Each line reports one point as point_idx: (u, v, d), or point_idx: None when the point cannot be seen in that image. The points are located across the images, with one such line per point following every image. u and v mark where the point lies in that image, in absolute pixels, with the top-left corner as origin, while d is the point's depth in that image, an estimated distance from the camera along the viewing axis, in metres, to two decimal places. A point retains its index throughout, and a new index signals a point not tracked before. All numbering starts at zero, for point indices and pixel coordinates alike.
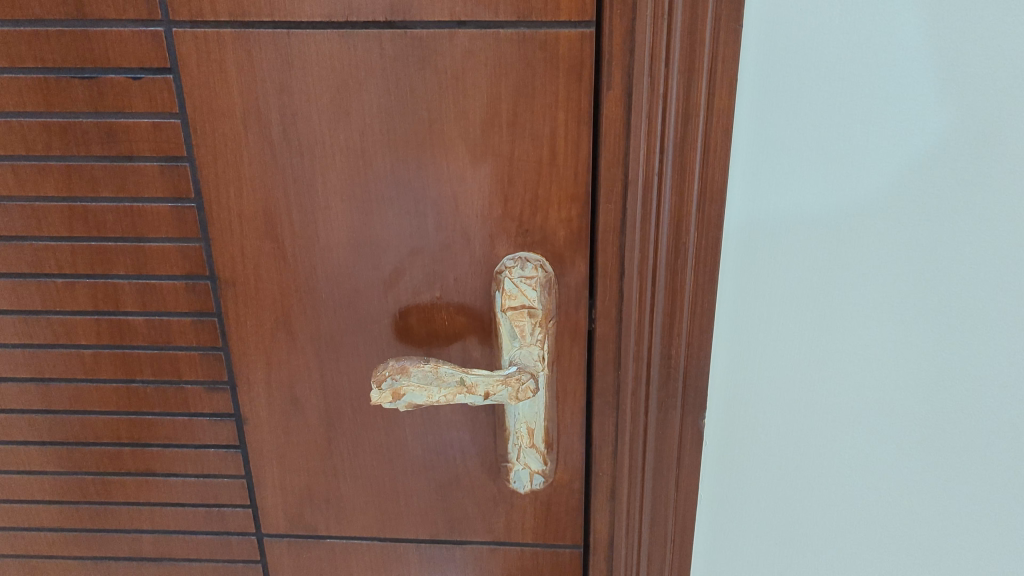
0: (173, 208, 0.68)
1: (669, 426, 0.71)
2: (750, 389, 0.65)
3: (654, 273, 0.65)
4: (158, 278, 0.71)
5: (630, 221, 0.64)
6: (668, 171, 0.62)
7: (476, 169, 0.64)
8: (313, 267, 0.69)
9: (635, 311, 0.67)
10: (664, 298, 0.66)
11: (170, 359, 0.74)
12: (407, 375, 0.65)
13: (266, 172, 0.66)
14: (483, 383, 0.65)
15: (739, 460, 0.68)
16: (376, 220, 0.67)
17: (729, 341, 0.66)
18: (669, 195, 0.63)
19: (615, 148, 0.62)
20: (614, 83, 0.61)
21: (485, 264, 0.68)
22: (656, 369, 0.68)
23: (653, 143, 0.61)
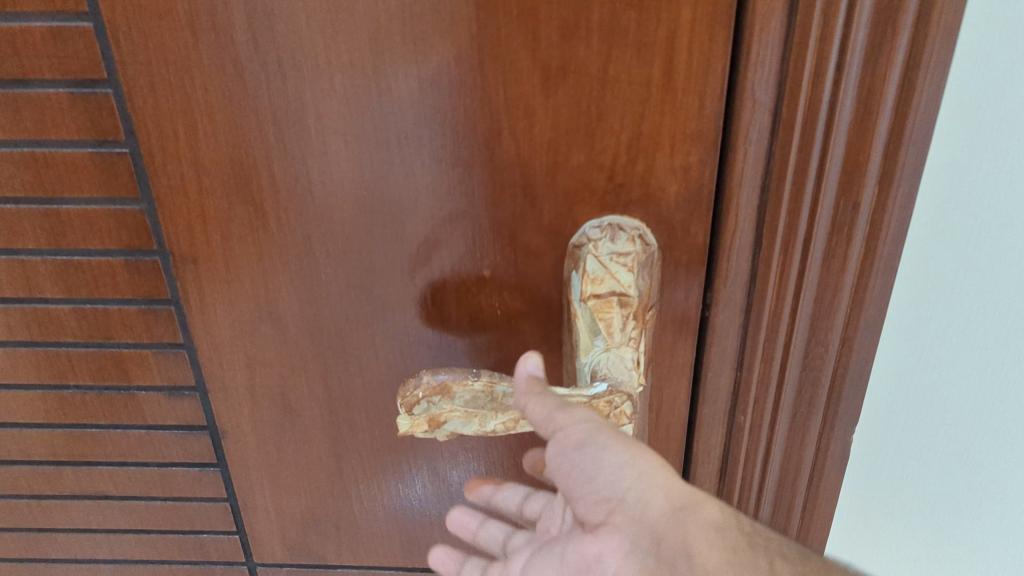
0: (95, 156, 0.46)
1: (801, 448, 0.51)
2: (922, 404, 0.49)
3: (809, 246, 0.44)
4: (85, 254, 0.50)
5: (780, 174, 0.42)
6: (849, 96, 0.40)
7: (549, 96, 0.42)
8: (307, 234, 0.48)
9: (772, 297, 0.46)
10: (817, 277, 0.45)
11: (114, 359, 0.54)
12: (449, 397, 0.45)
13: (230, 103, 0.44)
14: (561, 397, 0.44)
15: (900, 488, 0.53)
16: (398, 171, 0.45)
17: (894, 340, 0.48)
18: (843, 134, 0.41)
19: (767, 60, 0.40)
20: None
21: (555, 232, 0.47)
22: (794, 372, 0.48)
23: (829, 51, 0.39)
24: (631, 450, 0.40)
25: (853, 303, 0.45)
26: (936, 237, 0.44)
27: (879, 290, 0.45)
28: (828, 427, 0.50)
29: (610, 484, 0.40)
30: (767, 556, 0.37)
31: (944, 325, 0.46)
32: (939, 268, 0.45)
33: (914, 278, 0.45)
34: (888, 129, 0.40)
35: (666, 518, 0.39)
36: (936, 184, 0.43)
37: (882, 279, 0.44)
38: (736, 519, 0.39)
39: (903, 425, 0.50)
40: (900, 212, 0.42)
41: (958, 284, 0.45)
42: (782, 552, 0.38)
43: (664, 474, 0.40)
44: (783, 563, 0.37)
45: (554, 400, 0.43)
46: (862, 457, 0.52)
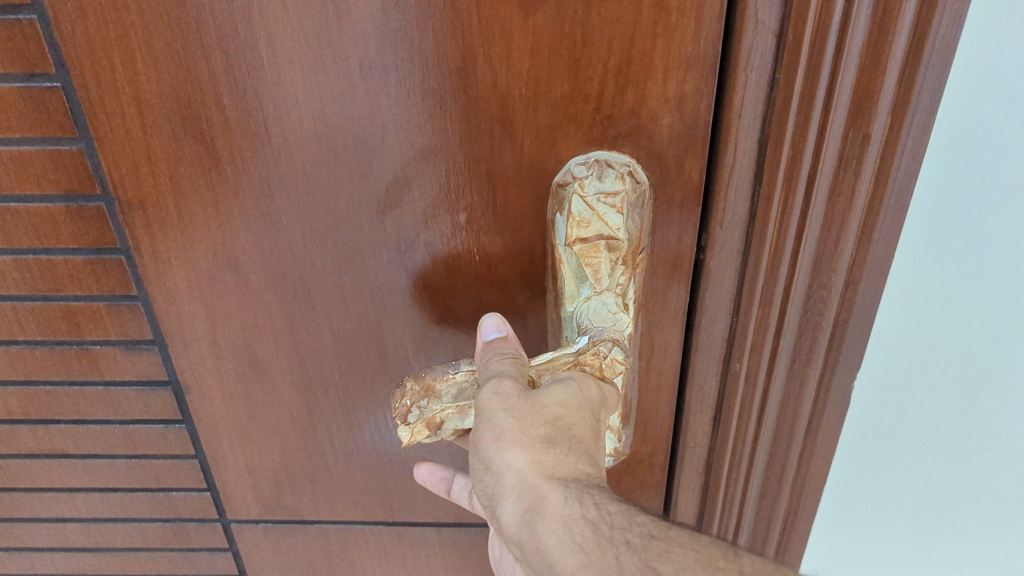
0: (25, 91, 0.41)
1: (798, 400, 0.47)
2: (911, 371, 0.46)
3: (814, 183, 0.39)
4: (22, 199, 0.45)
5: (784, 106, 0.38)
6: (862, 16, 0.35)
7: (527, 17, 0.38)
8: (265, 175, 0.43)
9: (769, 237, 0.42)
10: (821, 216, 0.40)
11: (64, 313, 0.50)
12: (437, 398, 0.41)
13: (171, 29, 0.39)
14: (541, 372, 0.40)
15: (883, 459, 0.50)
16: (362, 104, 0.41)
17: (899, 288, 0.43)
18: (851, 58, 0.36)
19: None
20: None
21: (537, 169, 0.43)
22: (793, 320, 0.44)
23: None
24: (490, 447, 0.36)
25: (859, 247, 0.41)
26: (951, 177, 0.39)
27: (888, 228, 0.40)
28: (827, 376, 0.46)
29: (482, 485, 0.37)
30: (619, 552, 0.32)
31: (957, 280, 0.42)
32: (953, 213, 0.40)
33: (927, 222, 0.41)
34: (905, 51, 0.35)
35: (521, 524, 0.34)
36: (957, 115, 0.37)
37: (891, 218, 0.40)
38: (595, 509, 0.33)
39: (906, 381, 0.47)
40: (914, 143, 0.37)
41: (975, 235, 0.40)
42: (643, 546, 0.32)
43: (522, 468, 0.35)
44: (637, 562, 0.32)
45: (504, 364, 0.40)
46: (858, 414, 0.49)
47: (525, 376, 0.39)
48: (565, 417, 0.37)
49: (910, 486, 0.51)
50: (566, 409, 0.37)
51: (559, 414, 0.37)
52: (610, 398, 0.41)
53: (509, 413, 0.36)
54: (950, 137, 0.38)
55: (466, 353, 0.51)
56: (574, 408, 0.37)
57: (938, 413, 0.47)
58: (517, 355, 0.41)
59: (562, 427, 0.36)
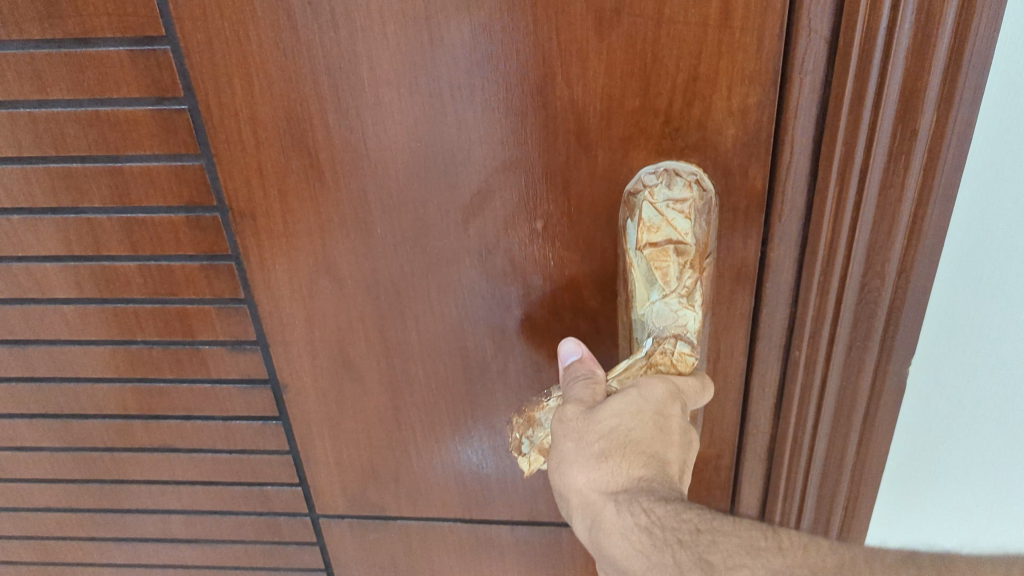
0: (155, 113, 0.47)
1: (854, 397, 0.49)
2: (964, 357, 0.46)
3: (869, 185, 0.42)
4: (147, 211, 0.51)
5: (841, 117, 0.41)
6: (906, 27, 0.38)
7: (602, 39, 0.42)
8: (362, 187, 0.48)
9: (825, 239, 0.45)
10: (870, 218, 0.43)
11: (178, 315, 0.55)
12: (539, 425, 0.47)
13: (285, 55, 0.44)
14: (621, 380, 0.44)
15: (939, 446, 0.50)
16: (451, 120, 0.45)
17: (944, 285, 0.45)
18: (901, 63, 0.39)
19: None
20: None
21: (610, 179, 0.46)
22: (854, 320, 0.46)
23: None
24: (562, 478, 0.39)
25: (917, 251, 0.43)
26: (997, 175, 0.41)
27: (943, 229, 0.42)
28: (881, 372, 0.48)
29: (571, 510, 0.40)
30: (673, 549, 0.33)
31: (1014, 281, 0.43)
32: (1001, 215, 0.41)
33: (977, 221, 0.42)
34: (948, 53, 0.38)
35: (597, 541, 0.37)
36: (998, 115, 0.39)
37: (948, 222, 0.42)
38: (646, 513, 0.35)
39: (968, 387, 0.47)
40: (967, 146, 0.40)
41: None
42: (694, 541, 0.33)
43: (586, 491, 0.38)
44: (691, 559, 0.33)
45: (579, 389, 0.43)
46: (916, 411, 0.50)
47: (597, 393, 0.43)
48: (622, 427, 0.39)
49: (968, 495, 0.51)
50: (623, 420, 0.39)
51: (615, 425, 0.39)
52: (686, 388, 0.44)
53: (571, 441, 0.39)
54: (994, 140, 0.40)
55: (542, 355, 0.54)
56: (631, 416, 0.40)
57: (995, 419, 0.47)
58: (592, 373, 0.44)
59: (618, 438, 0.39)
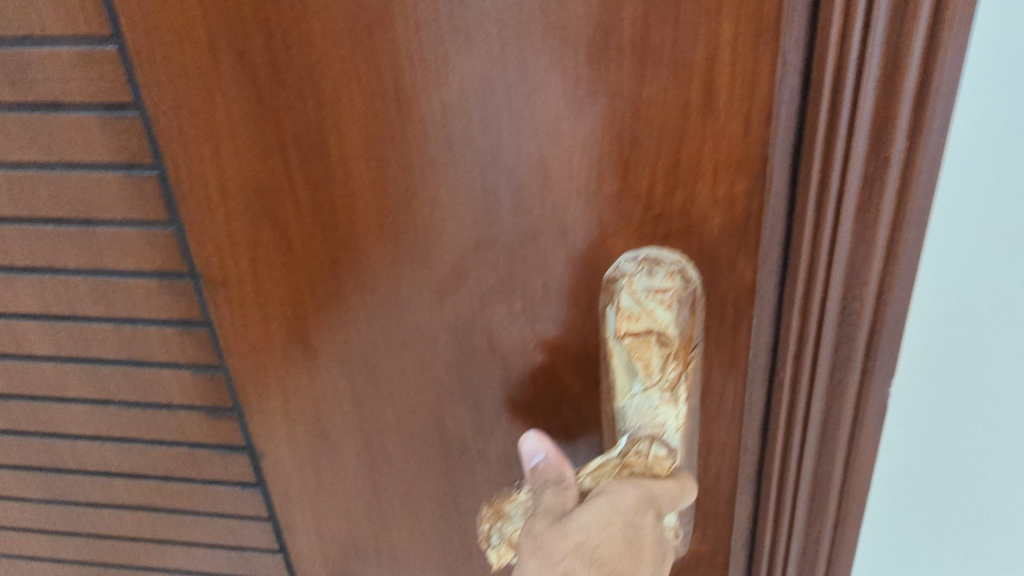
0: (125, 179, 0.46)
1: (824, 497, 0.45)
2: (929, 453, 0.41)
3: (848, 276, 0.39)
4: (121, 275, 0.50)
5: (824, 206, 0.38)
6: (867, 108, 0.35)
7: (577, 120, 0.39)
8: (333, 260, 0.46)
9: (793, 325, 0.42)
10: (833, 307, 0.40)
11: (155, 378, 0.54)
12: (508, 519, 0.43)
13: (252, 127, 0.42)
14: (593, 479, 0.41)
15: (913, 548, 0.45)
16: (422, 198, 0.43)
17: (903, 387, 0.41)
18: (865, 148, 0.36)
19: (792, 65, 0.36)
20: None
21: (589, 263, 0.43)
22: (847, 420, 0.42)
23: (848, 51, 0.34)
24: None
25: None
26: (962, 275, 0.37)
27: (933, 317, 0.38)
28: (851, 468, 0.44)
29: None
30: None
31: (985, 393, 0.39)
32: (966, 318, 0.37)
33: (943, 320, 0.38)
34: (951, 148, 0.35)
35: None
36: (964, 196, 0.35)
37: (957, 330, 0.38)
38: None
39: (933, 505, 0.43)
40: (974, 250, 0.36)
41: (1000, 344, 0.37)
42: None
43: None
44: None
45: (549, 498, 0.39)
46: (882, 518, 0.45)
47: (568, 501, 0.39)
48: (588, 542, 0.35)
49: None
50: (591, 534, 0.36)
51: (581, 540, 0.36)
52: (663, 493, 0.40)
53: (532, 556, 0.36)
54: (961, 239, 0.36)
55: None
56: (600, 530, 0.36)
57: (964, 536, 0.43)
58: (561, 477, 0.40)
59: (583, 554, 0.35)
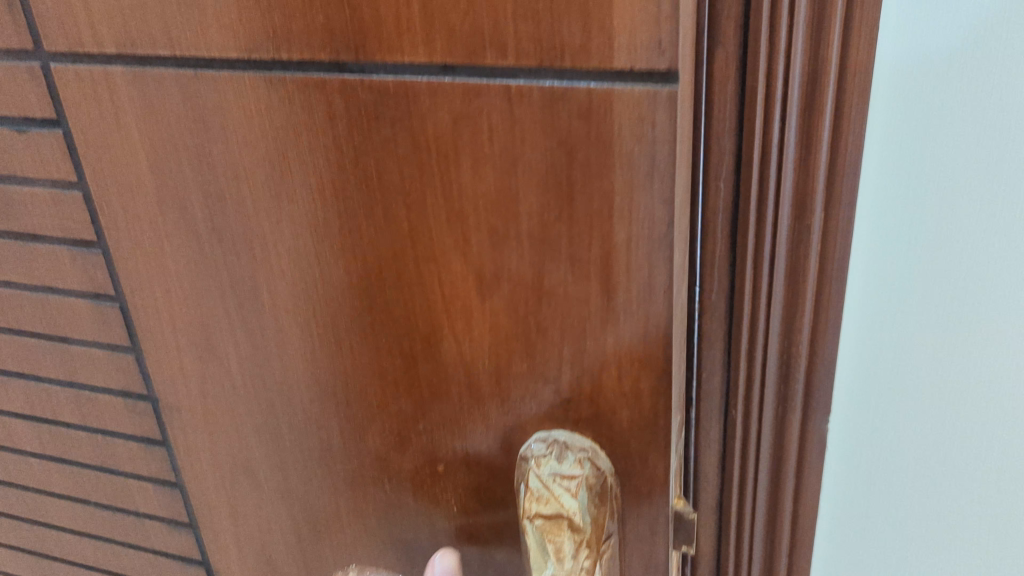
0: (92, 306, 0.48)
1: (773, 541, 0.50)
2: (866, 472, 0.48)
3: (791, 370, 0.44)
4: (93, 389, 0.52)
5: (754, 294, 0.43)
6: (786, 207, 0.40)
7: (484, 301, 0.39)
8: (269, 402, 0.47)
9: (743, 401, 0.45)
10: (774, 390, 0.45)
11: (123, 485, 0.56)
12: None
13: (195, 272, 0.44)
14: None
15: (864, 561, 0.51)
16: (347, 356, 0.43)
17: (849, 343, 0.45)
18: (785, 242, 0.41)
19: (719, 184, 0.41)
20: (722, 88, 0.39)
21: (506, 438, 0.42)
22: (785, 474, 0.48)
23: (768, 157, 0.39)
24: None
25: None
26: (909, 224, 0.41)
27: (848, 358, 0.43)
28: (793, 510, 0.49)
29: None
30: None
31: (945, 337, 0.42)
32: (884, 326, 0.44)
33: (877, 306, 0.44)
34: None
35: None
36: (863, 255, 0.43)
37: None
38: None
39: (892, 446, 0.47)
40: None
41: (917, 323, 0.43)
42: None
43: None
44: None
45: None
46: (845, 476, 0.49)
47: None
48: None
49: (882, 558, 0.50)
50: None
51: None
52: None
53: None
54: (895, 197, 0.41)
55: None
56: None
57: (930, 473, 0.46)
58: None
59: None
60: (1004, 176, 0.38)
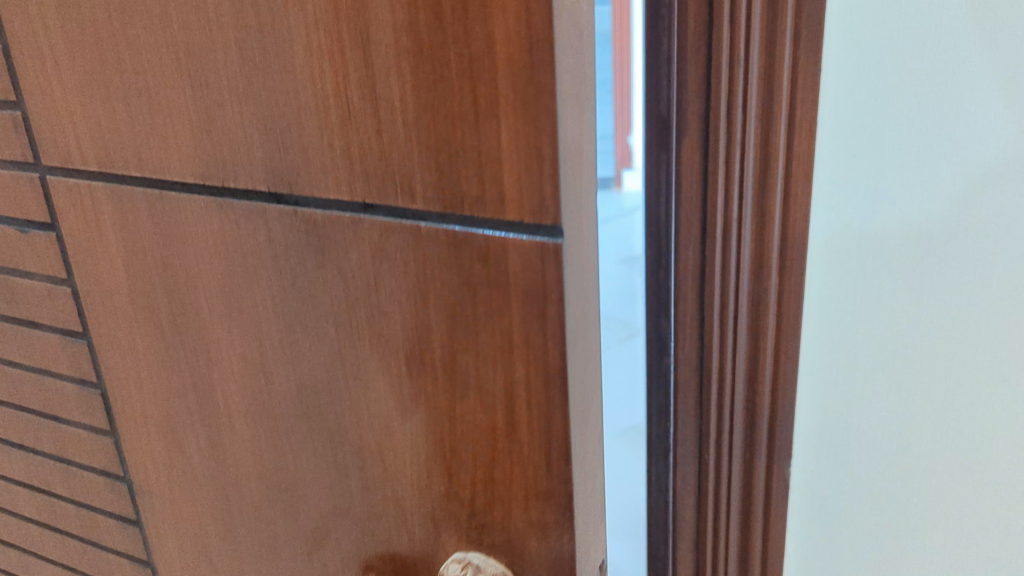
0: (79, 390, 0.52)
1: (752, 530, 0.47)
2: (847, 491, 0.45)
3: (761, 285, 0.41)
4: (79, 466, 0.56)
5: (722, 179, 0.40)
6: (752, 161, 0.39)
7: (404, 420, 0.40)
8: (224, 495, 0.49)
9: (711, 452, 0.45)
10: (742, 439, 0.44)
11: (103, 558, 0.59)
12: None
13: (162, 368, 0.47)
14: None
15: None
16: (289, 458, 0.45)
17: (823, 311, 0.42)
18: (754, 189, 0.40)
19: (688, 253, 0.41)
20: (687, 168, 0.40)
21: (429, 552, 0.43)
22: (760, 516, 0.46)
23: (733, 140, 0.39)
24: None
25: None
26: (880, 195, 0.39)
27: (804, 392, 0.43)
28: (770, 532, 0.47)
29: None
30: None
31: (924, 319, 0.41)
32: (852, 344, 0.42)
33: (838, 329, 0.42)
34: None
35: None
36: (824, 266, 0.41)
37: None
38: None
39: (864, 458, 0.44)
40: None
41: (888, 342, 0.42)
42: None
43: None
44: None
45: None
46: (816, 498, 0.46)
47: None
48: None
49: None
50: None
51: None
52: None
53: None
54: (868, 103, 0.38)
55: None
56: None
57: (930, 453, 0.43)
58: None
59: None
60: (967, 127, 0.37)
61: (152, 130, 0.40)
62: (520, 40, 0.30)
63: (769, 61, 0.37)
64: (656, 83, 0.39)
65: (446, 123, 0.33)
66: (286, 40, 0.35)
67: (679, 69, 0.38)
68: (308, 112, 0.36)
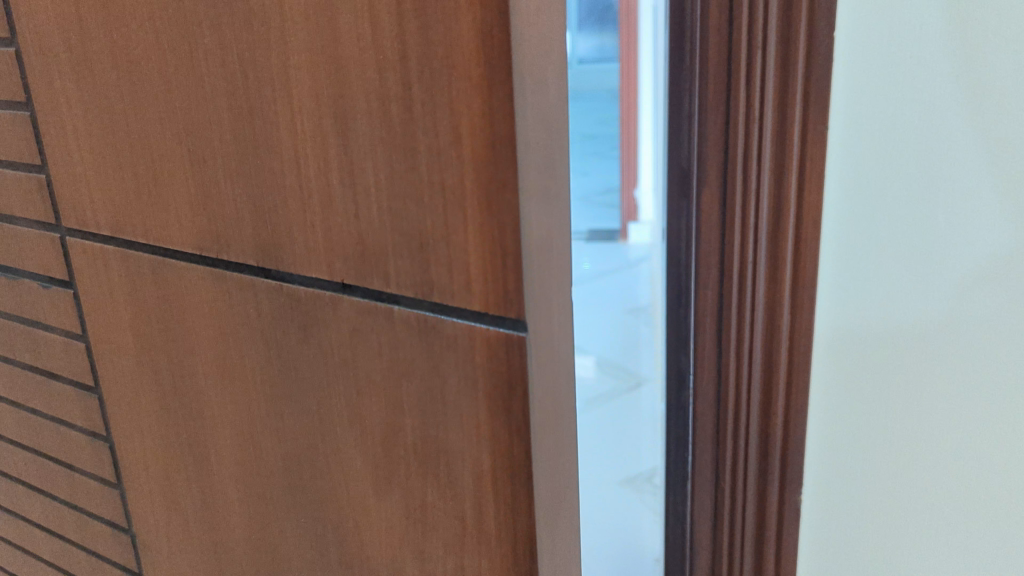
0: (90, 441, 0.54)
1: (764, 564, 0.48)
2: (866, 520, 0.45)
3: (775, 337, 0.43)
4: (89, 514, 0.57)
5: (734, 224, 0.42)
6: (765, 211, 0.41)
7: (378, 499, 0.40)
8: (215, 555, 0.49)
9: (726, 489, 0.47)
10: (754, 483, 0.46)
11: None
12: None
13: (163, 427, 0.48)
14: None
15: None
16: (275, 525, 0.45)
17: (834, 347, 0.42)
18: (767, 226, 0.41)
19: (706, 291, 0.44)
20: (707, 211, 0.42)
21: None
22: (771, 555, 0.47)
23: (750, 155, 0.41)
24: None
25: None
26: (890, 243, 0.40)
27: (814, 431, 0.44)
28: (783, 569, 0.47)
29: None
30: None
31: (937, 355, 0.41)
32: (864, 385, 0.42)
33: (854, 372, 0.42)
34: None
35: None
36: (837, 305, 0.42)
37: None
38: None
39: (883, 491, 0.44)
40: None
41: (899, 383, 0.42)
42: None
43: None
44: None
45: None
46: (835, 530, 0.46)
47: None
48: None
49: None
50: None
51: None
52: None
53: None
54: (875, 157, 0.39)
55: None
56: None
57: (957, 481, 0.42)
58: None
59: None
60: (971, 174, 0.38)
61: (156, 200, 0.42)
62: (485, 136, 0.30)
63: (781, 117, 0.40)
64: (678, 142, 0.43)
65: (418, 210, 0.33)
66: (272, 124, 0.35)
67: (701, 118, 0.41)
68: (292, 193, 0.36)
